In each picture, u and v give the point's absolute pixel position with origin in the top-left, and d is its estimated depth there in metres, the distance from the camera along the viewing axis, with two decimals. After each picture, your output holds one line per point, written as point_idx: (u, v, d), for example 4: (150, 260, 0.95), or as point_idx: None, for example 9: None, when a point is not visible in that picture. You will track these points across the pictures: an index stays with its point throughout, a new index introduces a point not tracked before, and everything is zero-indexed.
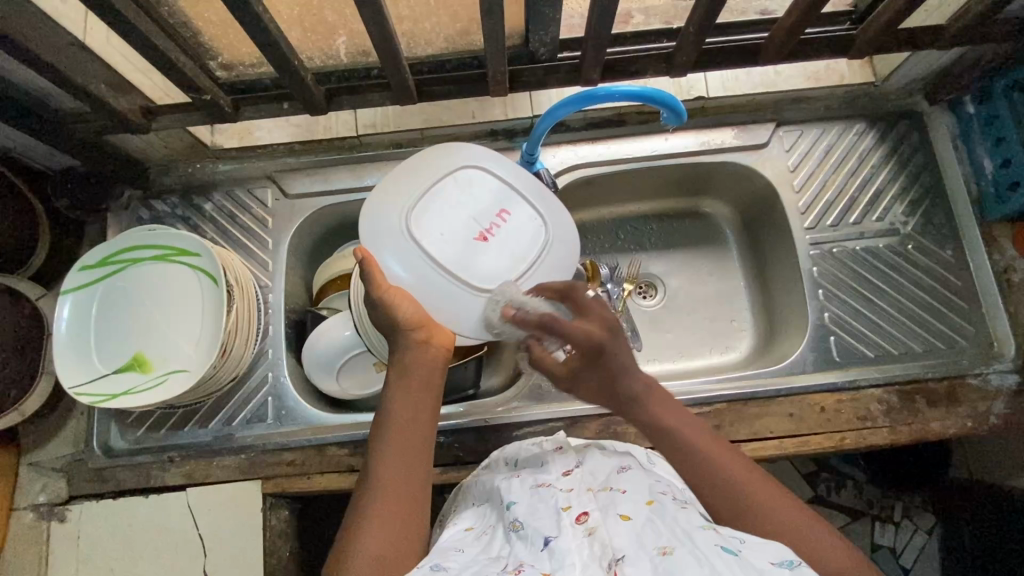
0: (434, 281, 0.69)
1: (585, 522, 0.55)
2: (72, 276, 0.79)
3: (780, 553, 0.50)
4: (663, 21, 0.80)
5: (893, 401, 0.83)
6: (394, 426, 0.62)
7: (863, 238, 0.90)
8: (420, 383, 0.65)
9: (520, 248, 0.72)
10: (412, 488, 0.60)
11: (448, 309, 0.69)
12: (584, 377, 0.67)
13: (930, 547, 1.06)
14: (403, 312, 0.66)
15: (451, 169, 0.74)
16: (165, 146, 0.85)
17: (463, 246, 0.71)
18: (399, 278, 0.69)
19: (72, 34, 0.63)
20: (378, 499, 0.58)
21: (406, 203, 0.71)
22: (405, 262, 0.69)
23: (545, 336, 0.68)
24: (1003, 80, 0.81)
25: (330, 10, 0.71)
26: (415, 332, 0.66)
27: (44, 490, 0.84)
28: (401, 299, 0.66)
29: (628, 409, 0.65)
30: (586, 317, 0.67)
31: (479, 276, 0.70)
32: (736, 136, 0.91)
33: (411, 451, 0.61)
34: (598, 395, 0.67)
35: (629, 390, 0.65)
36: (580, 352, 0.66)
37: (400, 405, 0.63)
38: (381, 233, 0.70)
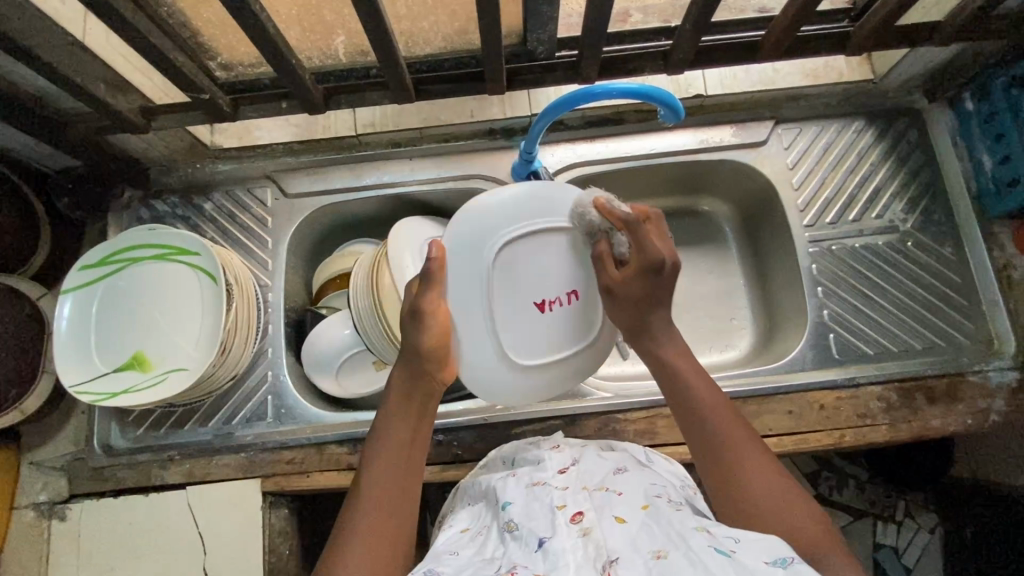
0: (479, 326, 0.67)
1: (580, 522, 0.55)
2: (72, 275, 0.79)
3: (775, 553, 0.50)
4: (661, 19, 0.79)
5: (893, 399, 0.83)
6: (390, 442, 0.64)
7: (862, 235, 0.90)
8: (417, 403, 0.66)
9: (567, 333, 0.71)
10: (401, 510, 0.60)
11: (476, 359, 0.68)
12: (633, 289, 0.67)
13: (933, 546, 1.05)
14: (430, 338, 0.65)
15: (560, 219, 0.68)
16: (164, 145, 0.86)
17: (522, 310, 0.68)
18: (453, 304, 0.66)
19: (72, 34, 0.64)
20: (369, 513, 0.59)
21: (500, 231, 0.66)
22: (465, 301, 0.66)
23: (623, 235, 0.67)
24: (1003, 76, 0.80)
25: (329, 11, 0.71)
26: (432, 361, 0.65)
27: (44, 489, 0.85)
28: (437, 327, 0.65)
29: (641, 340, 0.69)
30: (661, 240, 0.68)
31: (517, 349, 0.69)
32: (735, 134, 0.91)
33: (403, 467, 0.63)
34: (632, 308, 0.67)
35: (652, 324, 0.68)
36: (641, 258, 0.66)
37: (396, 423, 0.65)
38: (459, 250, 0.66)
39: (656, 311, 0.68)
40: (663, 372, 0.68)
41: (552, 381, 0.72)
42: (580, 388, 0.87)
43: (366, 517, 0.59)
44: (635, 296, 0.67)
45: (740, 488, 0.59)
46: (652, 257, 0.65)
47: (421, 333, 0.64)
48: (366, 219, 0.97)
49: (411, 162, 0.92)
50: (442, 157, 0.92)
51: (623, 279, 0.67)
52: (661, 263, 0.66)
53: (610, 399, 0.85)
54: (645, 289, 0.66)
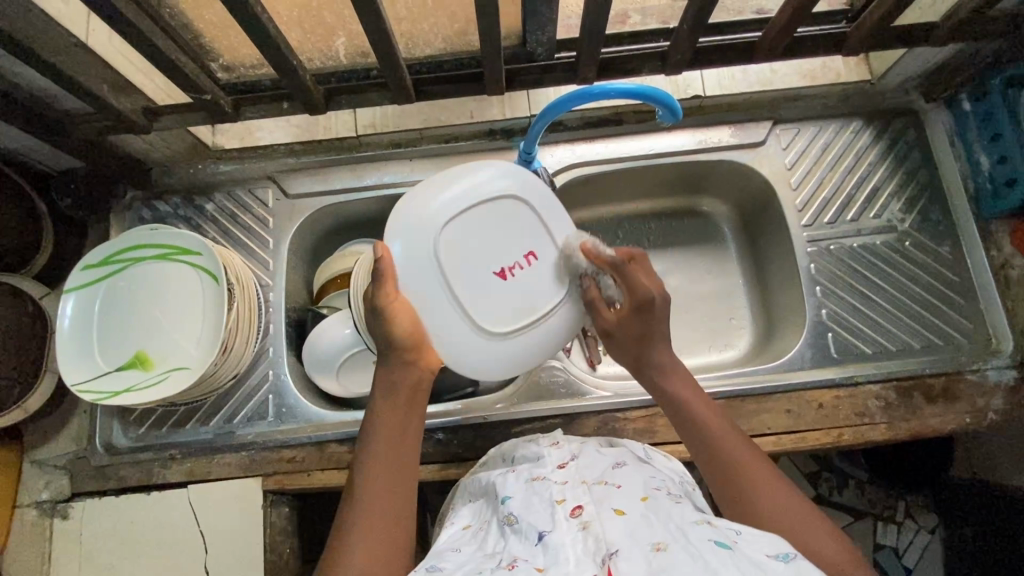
0: (443, 307, 0.67)
1: (579, 516, 0.55)
2: (74, 274, 0.80)
3: (776, 547, 0.51)
4: (660, 20, 0.81)
5: (891, 397, 0.84)
6: (381, 443, 0.64)
7: (860, 235, 0.90)
8: (406, 400, 0.66)
9: (536, 295, 0.70)
10: (397, 504, 0.61)
11: (447, 340, 0.68)
12: (629, 328, 0.69)
13: (935, 547, 1.06)
14: (399, 329, 0.65)
15: (499, 189, 0.69)
16: (167, 146, 0.87)
17: (481, 280, 0.69)
18: (410, 293, 0.67)
19: (75, 35, 0.64)
20: (364, 517, 0.59)
21: (440, 213, 0.68)
22: (423, 283, 0.67)
23: (611, 275, 0.70)
24: (999, 76, 0.80)
25: (330, 12, 0.72)
26: (409, 351, 0.66)
27: (47, 488, 0.85)
28: (399, 318, 0.65)
29: (645, 371, 0.70)
30: (649, 275, 0.69)
31: (488, 320, 0.69)
32: (733, 134, 0.92)
33: (396, 466, 0.63)
34: (630, 346, 0.70)
35: (655, 358, 0.69)
36: (631, 300, 0.68)
37: (385, 422, 0.65)
38: (405, 242, 0.67)
39: (654, 348, 0.69)
40: (669, 401, 0.68)
41: (534, 347, 0.72)
42: (580, 387, 0.86)
43: (361, 520, 0.59)
44: (631, 335, 0.69)
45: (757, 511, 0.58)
46: (640, 296, 0.67)
47: (390, 325, 0.65)
48: (367, 219, 0.98)
49: (411, 163, 0.92)
50: (443, 158, 0.92)
51: (617, 320, 0.69)
52: (651, 300, 0.67)
53: (610, 399, 0.85)
54: (639, 328, 0.68)
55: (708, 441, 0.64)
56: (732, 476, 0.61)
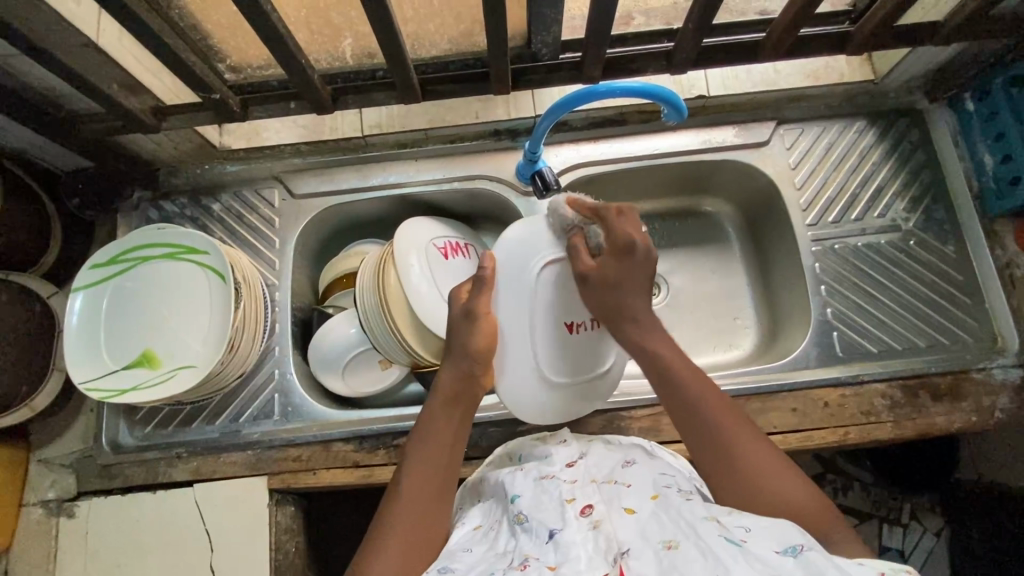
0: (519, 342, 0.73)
1: (589, 515, 0.56)
2: (84, 272, 0.80)
3: (784, 540, 0.50)
4: (664, 22, 0.81)
5: (897, 396, 0.83)
6: (432, 445, 0.66)
7: (865, 234, 0.90)
8: (460, 409, 0.69)
9: (590, 354, 0.76)
10: (432, 503, 0.63)
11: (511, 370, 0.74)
12: (607, 272, 0.69)
13: (940, 549, 1.04)
14: (480, 340, 0.70)
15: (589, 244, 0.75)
16: (174, 146, 0.87)
17: (554, 329, 0.74)
18: (499, 313, 0.73)
19: (86, 35, 0.65)
20: (403, 514, 0.62)
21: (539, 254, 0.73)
22: (510, 306, 0.73)
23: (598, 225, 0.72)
24: (1002, 75, 0.81)
25: (338, 13, 0.73)
26: (477, 364, 0.69)
27: (53, 487, 0.85)
28: (486, 329, 0.70)
29: (621, 325, 0.70)
30: (636, 227, 0.70)
31: (545, 366, 0.75)
32: (738, 134, 0.92)
33: (442, 469, 0.65)
34: (603, 292, 0.70)
35: (627, 308, 0.69)
36: (614, 245, 0.70)
37: (437, 424, 0.68)
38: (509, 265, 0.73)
39: (632, 295, 0.69)
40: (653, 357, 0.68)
41: (573, 399, 0.79)
42: None
43: (402, 519, 0.61)
44: (607, 279, 0.69)
45: (744, 474, 0.59)
46: (624, 242, 0.69)
47: (473, 334, 0.70)
48: (372, 219, 0.98)
49: (417, 162, 0.93)
50: (447, 157, 0.93)
51: (597, 263, 0.70)
52: (632, 246, 0.69)
53: (616, 398, 0.85)
54: (619, 271, 0.69)
55: (702, 400, 0.64)
56: (718, 435, 0.62)
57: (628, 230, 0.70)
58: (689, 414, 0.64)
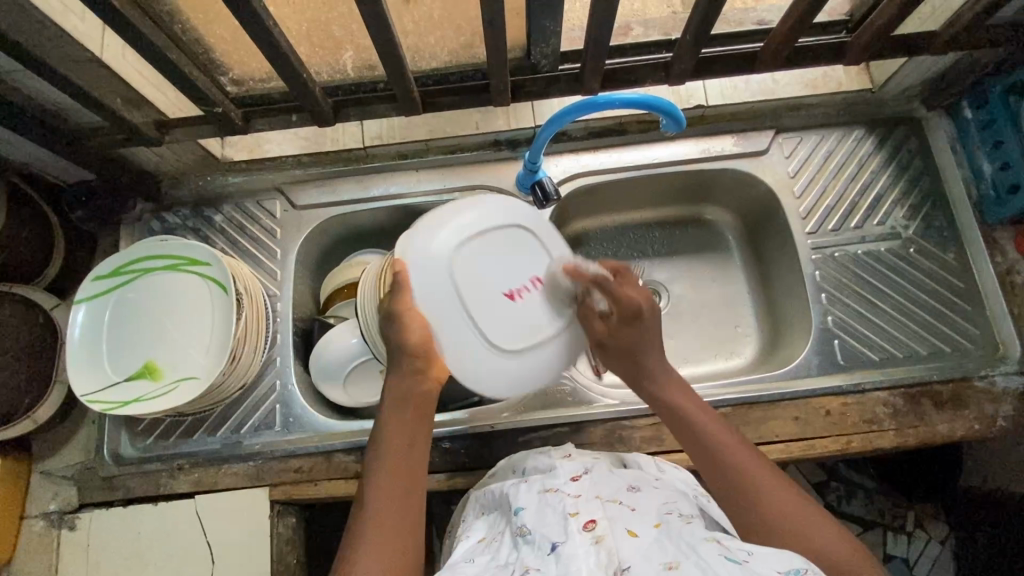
0: (457, 328, 0.68)
1: (593, 529, 0.55)
2: (87, 284, 0.81)
3: (788, 561, 0.51)
4: (662, 32, 0.82)
5: (899, 404, 0.83)
6: (391, 450, 0.65)
7: (864, 242, 0.90)
8: (415, 408, 0.67)
9: (543, 314, 0.71)
10: (402, 510, 0.62)
11: (463, 356, 0.68)
12: (619, 340, 0.72)
13: (944, 558, 1.04)
14: (412, 335, 0.66)
15: (497, 210, 0.72)
16: (176, 159, 0.88)
17: (493, 301, 0.69)
18: (427, 312, 0.67)
19: (90, 50, 0.66)
20: (372, 525, 0.60)
21: (450, 238, 0.69)
22: (440, 302, 0.67)
23: (599, 291, 0.72)
24: (1000, 84, 0.81)
25: (339, 27, 0.74)
26: (419, 360, 0.67)
27: (55, 499, 0.86)
28: (414, 326, 0.66)
29: (643, 384, 0.72)
30: (633, 287, 0.72)
31: (499, 333, 0.69)
32: (736, 143, 0.93)
33: (406, 476, 0.64)
34: (623, 357, 0.72)
35: (648, 366, 0.72)
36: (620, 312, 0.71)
37: (393, 430, 0.66)
38: (422, 253, 0.68)
39: (648, 353, 0.72)
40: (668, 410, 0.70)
41: (534, 373, 0.71)
42: (585, 395, 0.87)
43: (373, 528, 0.60)
44: (621, 347, 0.72)
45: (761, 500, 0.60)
46: (630, 308, 0.70)
47: (404, 332, 0.66)
48: (372, 229, 0.99)
49: (418, 173, 0.93)
50: (447, 168, 0.94)
51: (608, 331, 0.72)
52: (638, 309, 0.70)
53: (615, 407, 0.85)
54: (631, 338, 0.71)
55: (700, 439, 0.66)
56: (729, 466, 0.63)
57: (630, 293, 0.71)
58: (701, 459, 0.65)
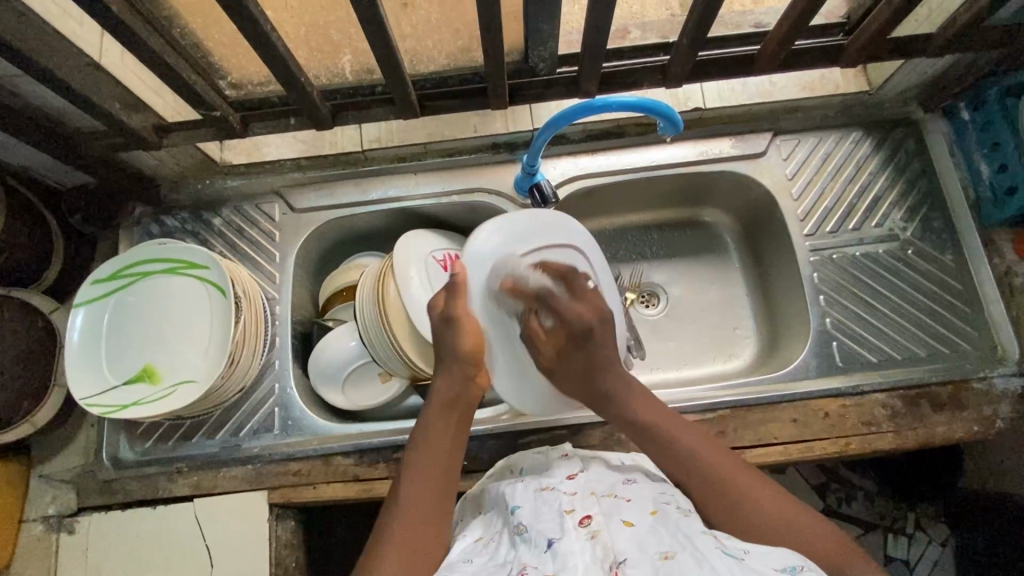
0: (501, 341, 0.75)
1: (588, 525, 0.55)
2: (86, 287, 0.81)
3: (783, 561, 0.51)
4: (660, 35, 0.82)
5: (898, 406, 0.83)
6: (428, 448, 0.67)
7: (863, 243, 0.90)
8: (458, 416, 0.69)
9: None
10: (434, 507, 0.63)
11: (502, 365, 0.76)
12: (571, 361, 0.73)
13: (945, 560, 1.04)
14: (468, 342, 0.69)
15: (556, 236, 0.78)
16: (175, 162, 0.88)
17: None
18: (481, 316, 0.73)
19: (89, 54, 0.66)
20: (404, 523, 0.61)
21: (513, 254, 0.74)
22: (496, 316, 0.74)
23: (544, 309, 0.73)
24: (997, 86, 0.82)
25: (336, 30, 0.74)
26: (470, 367, 0.70)
27: (53, 502, 0.86)
28: (471, 332, 0.70)
29: (603, 405, 0.72)
30: (583, 302, 0.72)
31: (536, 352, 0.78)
32: (734, 145, 0.93)
33: (442, 476, 0.65)
34: (577, 376, 0.73)
35: (603, 389, 0.71)
36: (570, 331, 0.72)
37: (435, 432, 0.68)
38: (483, 267, 0.73)
39: (601, 377, 0.71)
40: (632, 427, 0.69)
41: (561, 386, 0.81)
42: None
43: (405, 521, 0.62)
44: (574, 368, 0.73)
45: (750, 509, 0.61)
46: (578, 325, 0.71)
47: (458, 338, 0.69)
48: (371, 233, 0.99)
49: (417, 176, 0.94)
50: (445, 171, 0.94)
51: (558, 350, 0.74)
52: (588, 329, 0.71)
53: None
54: (584, 357, 0.72)
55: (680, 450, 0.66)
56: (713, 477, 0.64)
57: (580, 311, 0.72)
58: (683, 474, 0.65)
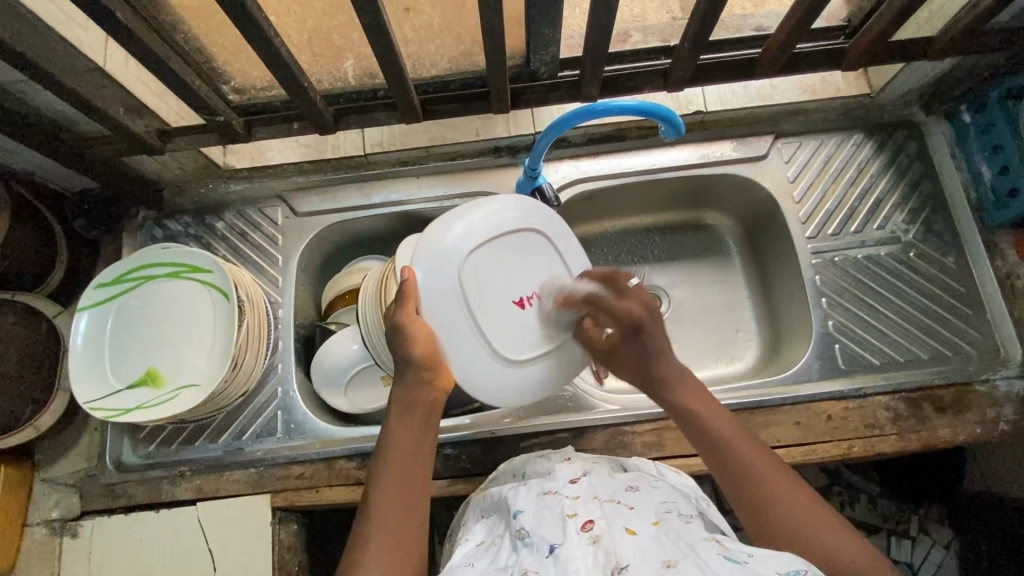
0: (463, 342, 0.70)
1: (590, 530, 0.55)
2: (89, 292, 0.81)
3: (788, 563, 0.50)
4: (661, 39, 0.82)
5: (900, 408, 0.83)
6: (397, 454, 0.65)
7: (864, 246, 0.91)
8: (421, 420, 0.67)
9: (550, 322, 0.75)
10: (407, 513, 0.62)
11: (467, 366, 0.71)
12: (625, 353, 0.74)
13: (949, 562, 1.04)
14: (418, 349, 0.67)
15: (510, 225, 0.73)
16: (179, 167, 0.89)
17: (501, 311, 0.72)
18: (435, 321, 0.69)
19: (93, 60, 0.66)
20: (379, 533, 0.60)
21: (462, 244, 0.70)
22: (451, 314, 0.69)
23: (600, 314, 0.75)
24: (998, 88, 0.82)
25: (339, 35, 0.74)
26: (428, 370, 0.68)
27: (58, 506, 0.85)
28: (421, 339, 0.67)
29: (656, 389, 0.72)
30: (631, 298, 0.74)
31: (503, 345, 0.72)
32: (735, 148, 0.93)
33: (412, 481, 0.64)
34: (633, 365, 0.74)
35: (658, 373, 0.72)
36: (621, 328, 0.73)
37: (397, 439, 0.66)
38: (429, 265, 0.69)
39: (659, 363, 0.72)
40: (678, 412, 0.70)
41: (535, 381, 0.75)
42: (587, 401, 0.88)
43: (379, 530, 0.60)
44: (631, 358, 0.74)
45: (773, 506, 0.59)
46: (630, 320, 0.72)
47: (409, 344, 0.67)
48: (374, 236, 0.99)
49: (419, 180, 0.94)
50: (447, 175, 0.94)
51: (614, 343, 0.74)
52: (638, 322, 0.72)
53: (617, 412, 0.85)
54: (637, 351, 0.73)
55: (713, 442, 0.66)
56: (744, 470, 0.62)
57: (626, 304, 0.73)
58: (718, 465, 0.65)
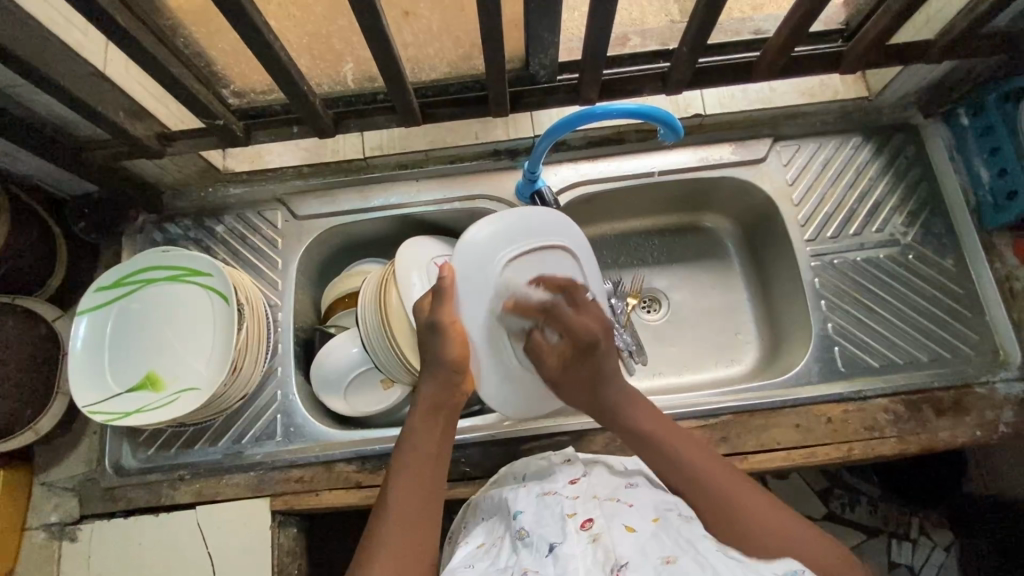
0: (490, 348, 0.70)
1: (590, 529, 0.55)
2: (89, 295, 0.81)
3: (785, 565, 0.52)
4: (660, 41, 0.82)
5: (901, 411, 0.83)
6: (415, 456, 0.65)
7: (864, 248, 0.91)
8: (443, 421, 0.67)
9: None
10: (423, 516, 0.62)
11: (488, 372, 0.72)
12: (575, 373, 0.73)
13: (949, 564, 1.04)
14: (456, 351, 0.67)
15: (530, 240, 0.72)
16: (178, 170, 0.89)
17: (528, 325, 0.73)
18: (465, 321, 0.68)
19: (93, 65, 0.67)
20: (392, 534, 0.60)
21: (502, 252, 0.69)
22: (483, 320, 0.69)
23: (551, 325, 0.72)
24: (996, 91, 0.81)
25: (338, 39, 0.74)
26: (457, 375, 0.67)
27: (55, 510, 0.85)
28: (456, 339, 0.67)
29: (606, 417, 0.72)
30: (587, 315, 0.72)
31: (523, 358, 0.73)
32: (734, 151, 0.93)
33: (428, 485, 0.64)
34: (582, 390, 0.73)
35: (607, 399, 0.72)
36: (573, 344, 0.72)
37: (420, 441, 0.66)
38: (472, 271, 0.68)
39: (606, 388, 0.72)
40: (632, 434, 0.69)
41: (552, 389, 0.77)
42: None
43: (392, 531, 0.60)
44: (577, 380, 0.73)
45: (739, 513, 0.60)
46: (581, 333, 0.71)
47: (445, 346, 0.66)
48: (374, 240, 0.99)
49: (418, 183, 0.94)
50: (446, 178, 0.94)
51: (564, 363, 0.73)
52: (593, 341, 0.71)
53: None
54: (587, 372, 0.72)
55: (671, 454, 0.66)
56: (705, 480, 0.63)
57: (581, 322, 0.71)
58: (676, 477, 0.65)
